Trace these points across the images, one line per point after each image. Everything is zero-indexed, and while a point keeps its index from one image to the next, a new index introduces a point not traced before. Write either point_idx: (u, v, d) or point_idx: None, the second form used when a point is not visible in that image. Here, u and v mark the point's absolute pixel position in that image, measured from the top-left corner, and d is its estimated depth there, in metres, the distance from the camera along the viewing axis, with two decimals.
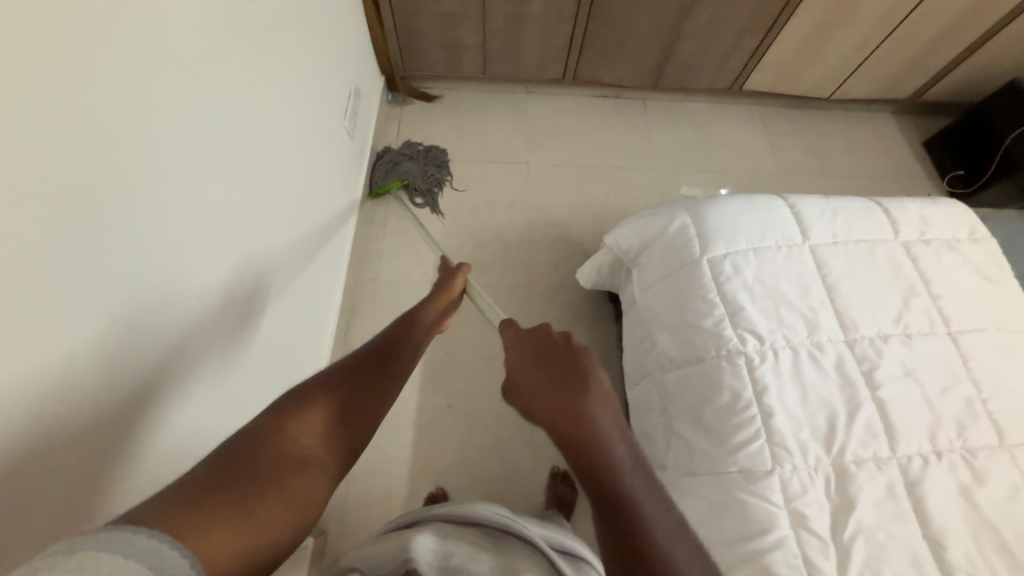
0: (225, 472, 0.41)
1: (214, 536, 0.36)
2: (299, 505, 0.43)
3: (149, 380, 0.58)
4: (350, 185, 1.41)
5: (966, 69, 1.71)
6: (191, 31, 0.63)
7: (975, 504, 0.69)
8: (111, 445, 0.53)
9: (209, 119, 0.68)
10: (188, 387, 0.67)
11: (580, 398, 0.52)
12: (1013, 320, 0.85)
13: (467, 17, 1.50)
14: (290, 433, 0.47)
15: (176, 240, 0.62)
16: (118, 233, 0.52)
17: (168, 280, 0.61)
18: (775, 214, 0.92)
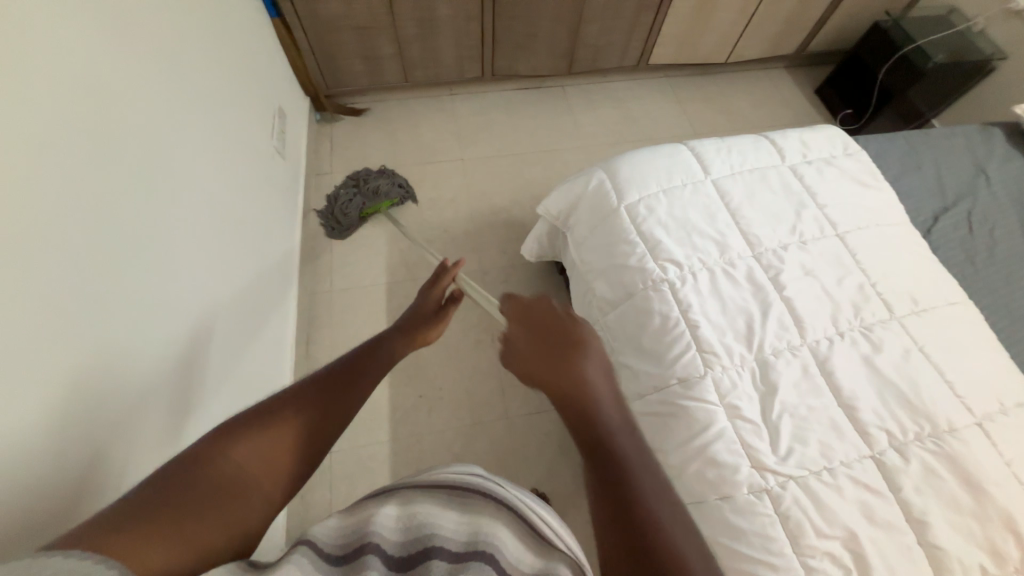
0: (164, 492, 0.38)
1: (145, 553, 0.33)
2: (244, 516, 0.40)
3: (95, 389, 0.58)
4: (287, 202, 1.43)
5: (837, 20, 1.92)
6: (92, 58, 0.65)
7: (877, 369, 0.80)
8: (62, 455, 0.52)
9: (126, 141, 0.70)
10: (137, 400, 0.67)
11: (574, 361, 0.51)
12: (886, 216, 0.99)
13: (380, 27, 1.56)
14: (241, 447, 0.43)
15: (107, 251, 0.63)
16: (45, 250, 0.53)
17: (103, 291, 0.62)
18: (678, 157, 1.02)
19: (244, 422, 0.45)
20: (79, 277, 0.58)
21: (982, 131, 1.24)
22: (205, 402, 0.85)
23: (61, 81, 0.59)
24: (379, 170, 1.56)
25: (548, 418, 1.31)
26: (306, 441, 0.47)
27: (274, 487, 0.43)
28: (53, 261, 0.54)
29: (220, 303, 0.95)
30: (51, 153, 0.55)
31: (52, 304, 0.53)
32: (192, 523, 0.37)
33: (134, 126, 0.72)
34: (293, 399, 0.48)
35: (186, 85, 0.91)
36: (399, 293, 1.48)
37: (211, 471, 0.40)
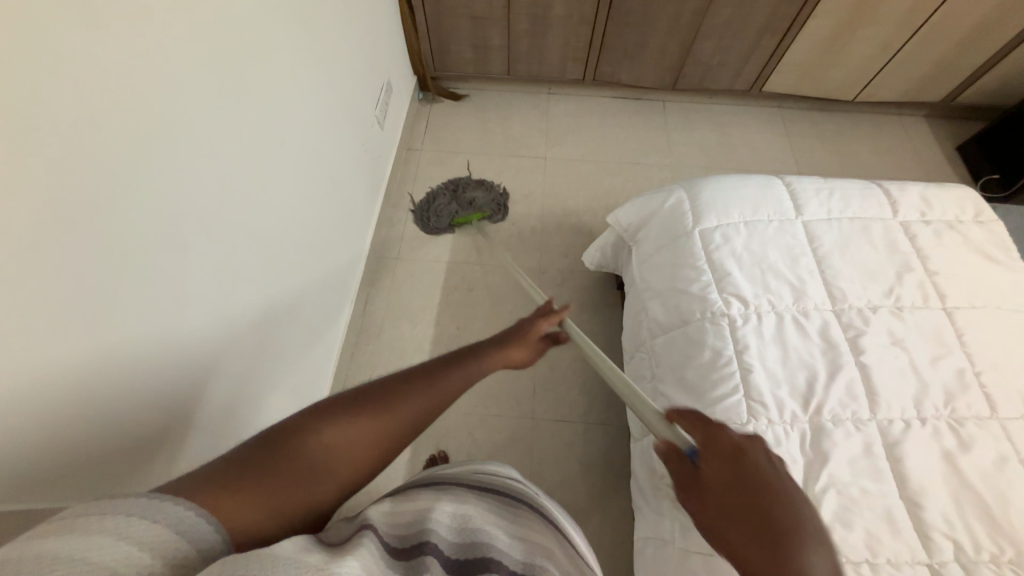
0: (256, 455, 0.43)
1: (226, 510, 0.38)
2: (315, 494, 0.43)
3: (178, 295, 0.67)
4: (377, 170, 1.53)
5: (1003, 71, 1.66)
6: (228, 10, 0.74)
7: (958, 469, 0.69)
8: (138, 344, 0.61)
9: (242, 86, 0.79)
10: (212, 314, 0.76)
11: (798, 552, 0.43)
12: (1012, 300, 0.85)
13: (494, 19, 1.61)
14: (329, 432, 0.45)
15: (209, 180, 0.72)
16: (155, 165, 0.61)
17: (201, 214, 0.71)
18: (769, 190, 0.95)
19: (335, 405, 0.48)
20: (180, 194, 0.66)
21: None
22: (268, 333, 0.94)
23: (199, 27, 0.68)
24: (478, 181, 1.55)
25: (574, 429, 1.29)
26: (385, 439, 0.48)
27: (345, 473, 0.45)
28: (161, 176, 0.62)
29: (298, 249, 1.04)
30: (176, 85, 0.64)
31: (154, 213, 0.62)
32: (268, 492, 0.41)
33: (253, 76, 0.82)
34: (382, 391, 0.50)
35: (307, 47, 1.00)
36: (459, 273, 1.53)
37: (301, 449, 0.44)
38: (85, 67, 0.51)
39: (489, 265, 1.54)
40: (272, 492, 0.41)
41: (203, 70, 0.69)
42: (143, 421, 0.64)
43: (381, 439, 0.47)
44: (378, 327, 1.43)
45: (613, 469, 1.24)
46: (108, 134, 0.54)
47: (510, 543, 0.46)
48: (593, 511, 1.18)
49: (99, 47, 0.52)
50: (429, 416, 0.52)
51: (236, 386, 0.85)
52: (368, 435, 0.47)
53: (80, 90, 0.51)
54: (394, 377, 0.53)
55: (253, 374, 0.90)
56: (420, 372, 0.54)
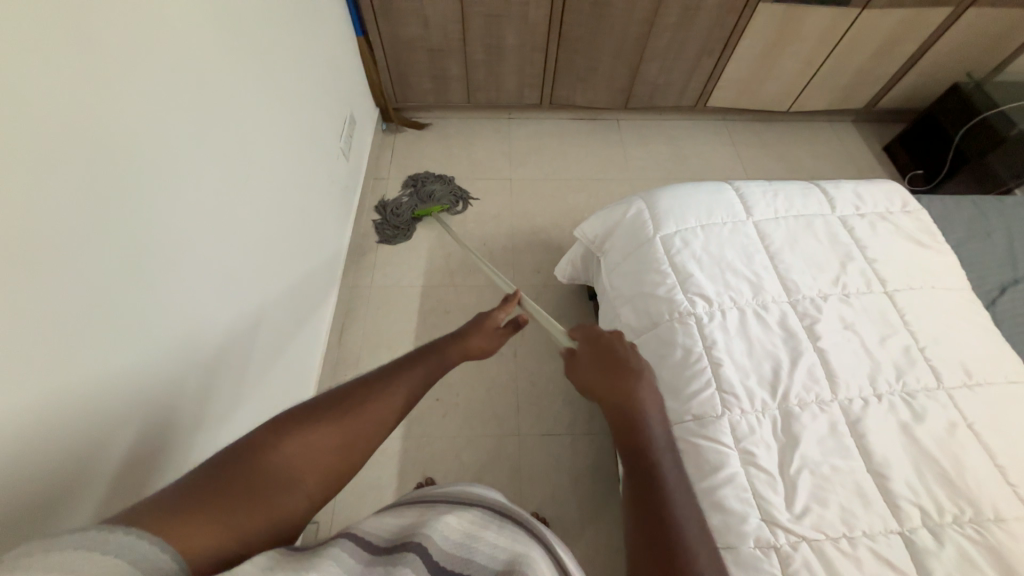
0: (216, 477, 0.42)
1: (189, 535, 0.37)
2: (284, 509, 0.43)
3: (143, 335, 0.66)
4: (344, 201, 1.53)
5: (912, 78, 1.85)
6: (188, 52, 0.75)
7: (915, 439, 0.74)
8: (102, 389, 0.59)
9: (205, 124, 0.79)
10: (179, 353, 0.74)
11: (629, 382, 0.56)
12: (943, 279, 0.93)
13: (450, 51, 1.68)
14: (291, 442, 0.46)
15: (173, 218, 0.71)
16: (118, 203, 0.61)
17: (167, 252, 0.70)
18: (721, 195, 1.02)
19: (296, 415, 0.48)
20: (144, 233, 0.65)
21: None
22: (239, 370, 0.92)
23: (158, 70, 0.69)
24: (438, 176, 1.76)
25: (560, 441, 1.29)
26: (351, 443, 0.49)
27: (314, 483, 0.46)
28: (125, 215, 0.62)
29: (268, 283, 1.03)
30: (138, 126, 0.64)
31: (117, 254, 0.61)
32: (232, 511, 0.40)
33: (216, 114, 0.83)
34: (342, 396, 0.51)
35: (268, 85, 1.02)
36: (434, 296, 1.53)
37: (262, 463, 0.44)
38: (42, 112, 0.51)
39: (463, 287, 1.55)
40: (236, 509, 0.40)
41: (164, 110, 0.69)
42: (109, 470, 0.61)
43: (347, 445, 0.48)
44: (355, 357, 1.41)
45: (602, 479, 1.24)
46: (69, 176, 0.54)
47: (492, 551, 0.46)
48: (587, 522, 1.18)
49: (58, 93, 0.53)
50: (393, 413, 0.53)
51: (208, 428, 0.82)
52: (330, 439, 0.47)
53: (41, 135, 0.50)
54: (356, 381, 0.54)
55: (225, 413, 0.87)
56: (380, 373, 0.55)
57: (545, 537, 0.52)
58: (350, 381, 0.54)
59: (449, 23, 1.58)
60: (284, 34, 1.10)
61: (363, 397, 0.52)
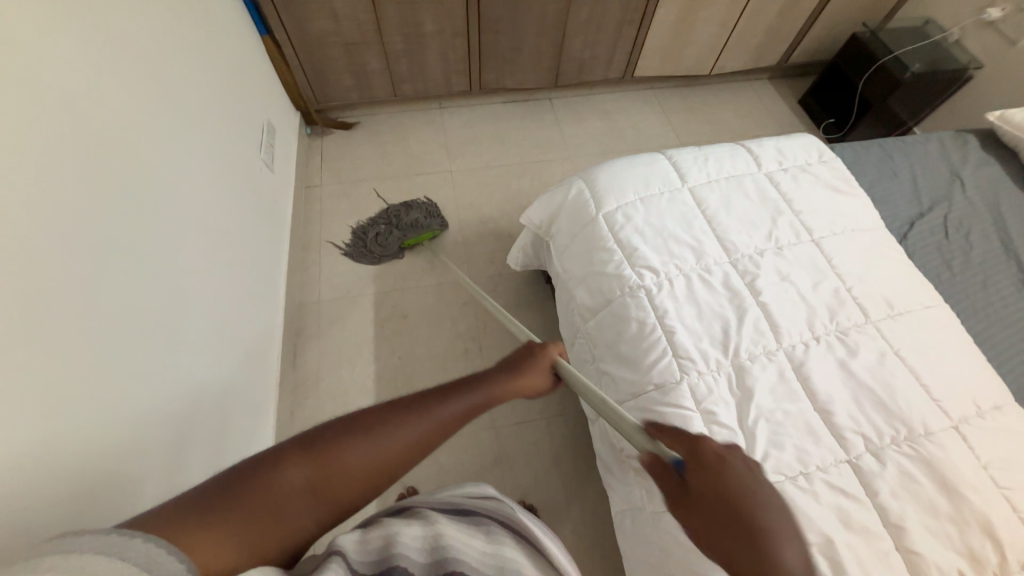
0: (228, 489, 0.41)
1: (200, 547, 0.37)
2: (290, 529, 0.42)
3: (70, 399, 0.59)
4: (276, 215, 1.44)
5: (816, 32, 1.96)
6: (68, 74, 0.66)
7: (852, 372, 0.80)
8: (35, 469, 0.52)
9: (102, 153, 0.71)
10: (119, 407, 0.67)
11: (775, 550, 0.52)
12: (860, 221, 1.00)
13: (367, 43, 1.59)
14: (309, 459, 0.44)
15: (82, 263, 0.63)
16: (8, 257, 0.53)
17: (79, 303, 0.62)
18: (655, 166, 1.04)
19: (322, 435, 0.47)
20: (50, 286, 0.58)
21: (955, 137, 1.27)
22: (191, 414, 0.85)
23: (37, 96, 0.60)
24: (405, 204, 1.58)
25: (535, 427, 1.30)
26: (373, 474, 0.46)
27: (323, 509, 0.44)
28: (19, 270, 0.54)
29: (206, 315, 0.95)
30: (24, 167, 0.56)
31: (15, 315, 0.53)
32: (241, 529, 0.39)
33: (114, 140, 0.74)
34: (376, 422, 0.49)
35: (171, 100, 0.92)
36: (388, 302, 1.48)
37: (277, 478, 0.43)
38: None
39: (417, 288, 1.51)
40: (245, 522, 0.40)
41: (52, 146, 0.61)
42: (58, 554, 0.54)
43: (368, 472, 0.46)
44: (313, 377, 1.34)
45: (580, 456, 1.27)
46: None
47: (480, 561, 0.46)
48: (572, 499, 1.21)
49: None
50: (416, 448, 0.49)
51: (164, 482, 0.75)
52: (350, 468, 0.45)
53: None
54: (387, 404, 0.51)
55: (181, 464, 0.81)
56: (411, 404, 0.52)
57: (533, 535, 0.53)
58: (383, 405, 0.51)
59: (362, 14, 1.49)
60: (179, 42, 0.99)
61: (390, 428, 0.49)
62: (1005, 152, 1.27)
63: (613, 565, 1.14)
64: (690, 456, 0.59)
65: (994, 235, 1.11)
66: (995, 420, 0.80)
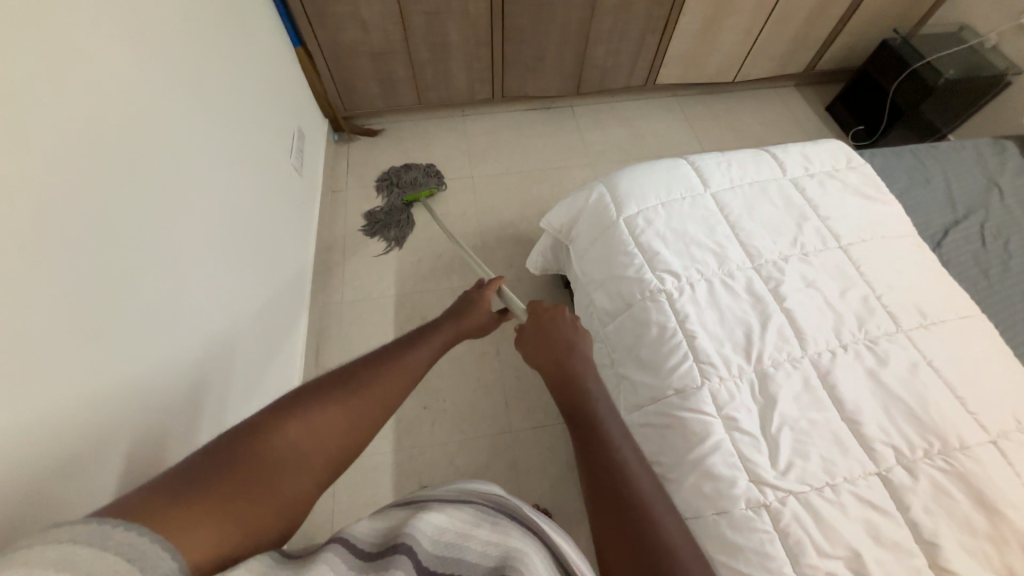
0: (214, 463, 0.42)
1: (188, 529, 0.36)
2: (283, 501, 0.43)
3: (99, 384, 0.62)
4: (302, 217, 1.48)
5: (845, 39, 1.93)
6: (110, 82, 0.71)
7: (882, 382, 0.78)
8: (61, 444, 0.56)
9: (138, 155, 0.75)
10: (142, 395, 0.70)
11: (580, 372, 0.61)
12: (890, 228, 0.98)
13: (393, 52, 1.64)
14: (291, 426, 0.46)
15: (116, 258, 0.67)
16: (52, 249, 0.57)
17: (112, 294, 0.66)
18: (677, 171, 1.04)
19: (296, 402, 0.48)
20: (87, 277, 0.62)
21: (993, 144, 1.23)
22: (211, 405, 0.88)
23: (78, 102, 0.64)
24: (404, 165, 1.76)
25: (552, 431, 1.30)
26: (358, 423, 0.50)
27: (316, 469, 0.46)
28: (61, 262, 0.58)
29: (230, 312, 0.99)
30: (69, 167, 0.61)
31: (53, 303, 0.56)
32: (231, 508, 0.40)
33: (149, 143, 0.79)
34: (348, 378, 0.53)
35: (203, 106, 0.97)
36: (409, 303, 1.51)
37: (263, 449, 0.44)
38: None
39: (437, 290, 1.54)
40: (233, 501, 0.40)
41: (94, 149, 0.65)
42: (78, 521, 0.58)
43: (350, 420, 0.49)
44: None
45: None
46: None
47: (484, 548, 0.46)
48: (587, 506, 1.20)
49: None
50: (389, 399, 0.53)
51: None
52: (328, 421, 0.48)
53: None
54: (350, 367, 0.54)
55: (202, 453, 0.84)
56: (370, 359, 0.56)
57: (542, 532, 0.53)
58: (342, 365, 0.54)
59: (389, 26, 1.55)
60: (216, 52, 1.05)
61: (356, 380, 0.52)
62: None
63: None
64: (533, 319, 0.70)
65: None
66: None
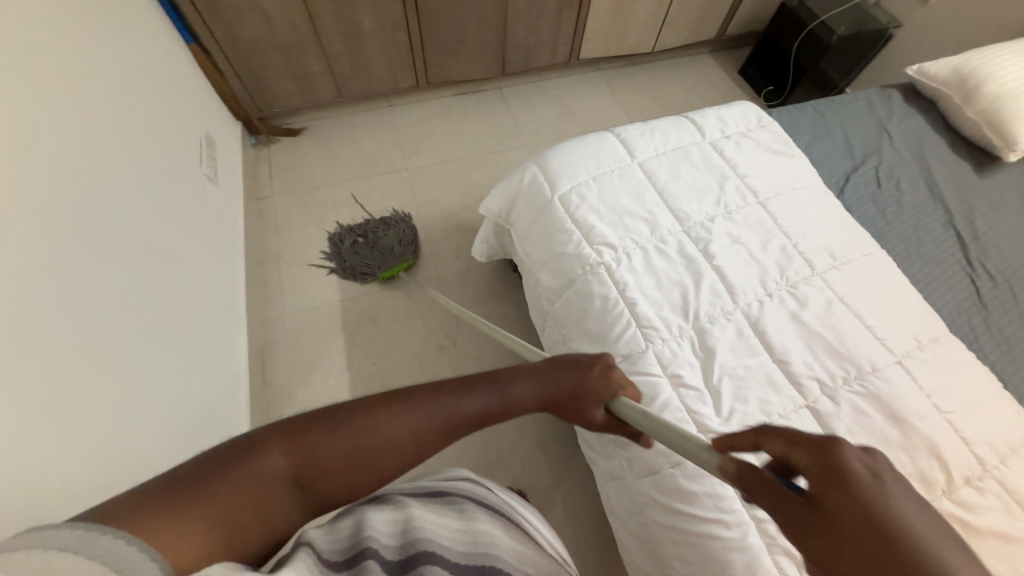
0: (214, 469, 0.39)
1: (186, 540, 0.33)
2: (272, 517, 0.41)
3: (23, 439, 0.56)
4: (227, 230, 1.38)
5: (748, 5, 2.03)
6: None
7: (804, 323, 0.85)
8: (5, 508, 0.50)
9: (27, 179, 0.66)
10: (74, 442, 0.63)
11: None
12: (800, 180, 1.05)
13: (304, 44, 1.54)
14: (308, 445, 0.44)
15: (13, 298, 0.60)
16: None
17: (16, 341, 0.58)
18: (604, 145, 1.05)
19: (320, 423, 0.46)
20: None
21: (880, 94, 1.35)
22: (157, 442, 0.82)
23: None
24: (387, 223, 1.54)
25: (517, 414, 1.32)
26: (380, 457, 0.47)
27: (309, 490, 0.45)
28: None
29: (162, 338, 0.91)
30: None
31: None
32: (228, 516, 0.37)
33: (39, 163, 0.69)
34: (388, 412, 0.49)
35: (98, 116, 0.86)
36: (356, 307, 1.46)
37: (273, 465, 0.42)
38: None
39: (384, 291, 1.49)
40: (231, 511, 0.37)
41: None
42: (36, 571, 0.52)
43: (375, 457, 0.47)
44: (286, 393, 1.30)
45: (563, 437, 1.29)
46: None
47: (453, 536, 0.47)
48: (559, 479, 1.23)
49: None
50: (423, 438, 0.50)
51: None
52: (351, 458, 0.46)
53: None
54: (389, 394, 0.51)
55: None
56: (416, 396, 0.52)
57: (502, 509, 0.55)
58: (387, 397, 0.51)
59: (295, 15, 1.44)
60: (101, 54, 0.93)
61: (394, 418, 0.49)
62: (926, 103, 1.35)
63: (605, 537, 1.17)
64: (823, 472, 0.37)
65: (921, 181, 1.19)
66: (934, 351, 0.86)
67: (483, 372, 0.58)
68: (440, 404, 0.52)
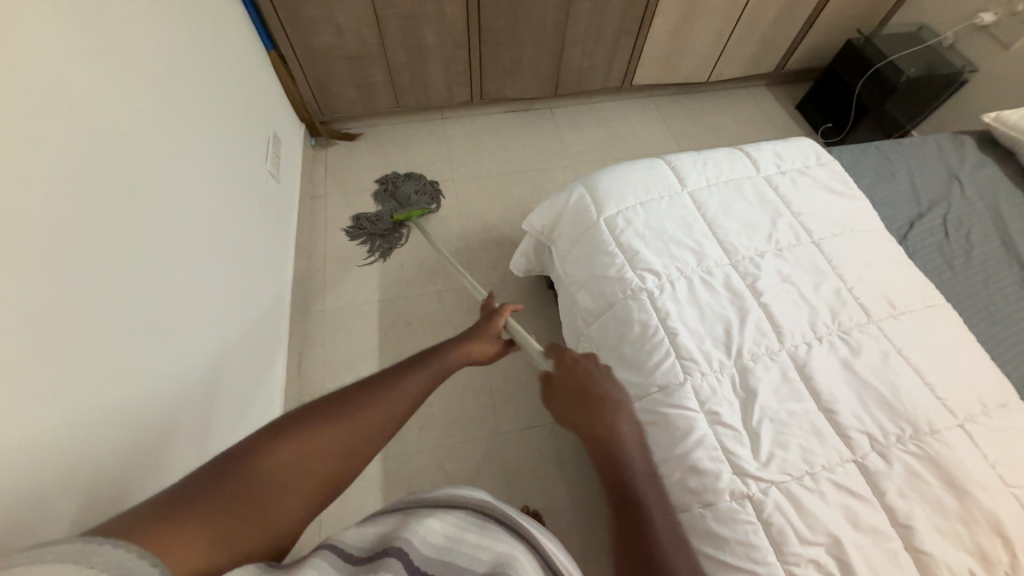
0: (206, 484, 0.41)
1: (177, 551, 0.36)
2: (277, 520, 0.43)
3: (78, 404, 0.60)
4: (281, 225, 1.45)
5: (811, 40, 1.99)
6: (78, 92, 0.69)
7: (856, 371, 0.81)
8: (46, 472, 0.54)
9: (111, 168, 0.73)
10: (121, 412, 0.68)
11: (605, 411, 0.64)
12: (859, 223, 1.01)
13: (369, 56, 1.63)
14: (285, 446, 0.46)
15: (89, 271, 0.65)
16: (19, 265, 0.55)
17: (85, 311, 0.64)
18: (654, 170, 1.05)
19: (296, 422, 0.48)
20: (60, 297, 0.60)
21: (953, 139, 1.28)
22: (195, 419, 0.86)
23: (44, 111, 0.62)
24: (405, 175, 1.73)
25: (541, 432, 1.30)
26: (354, 446, 0.49)
27: (307, 488, 0.46)
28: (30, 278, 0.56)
29: (209, 322, 0.96)
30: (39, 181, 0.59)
31: (24, 316, 0.54)
32: (219, 526, 0.39)
33: (123, 153, 0.76)
34: (341, 398, 0.51)
35: (179, 114, 0.95)
36: (393, 309, 1.50)
37: (259, 470, 0.43)
38: None
39: (421, 295, 1.53)
40: (225, 522, 0.40)
41: (64, 158, 0.64)
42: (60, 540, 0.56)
43: (348, 443, 0.48)
44: (319, 386, 1.35)
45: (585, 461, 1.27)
46: None
47: (473, 552, 0.46)
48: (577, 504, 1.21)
49: None
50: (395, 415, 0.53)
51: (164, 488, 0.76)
52: (326, 444, 0.47)
53: None
54: (353, 385, 0.54)
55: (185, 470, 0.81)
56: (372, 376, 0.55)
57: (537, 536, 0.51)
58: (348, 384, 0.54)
59: (363, 28, 1.53)
60: (188, 57, 1.02)
61: (355, 399, 0.52)
62: (1004, 152, 1.27)
63: None
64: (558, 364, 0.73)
65: (994, 234, 1.11)
66: (1001, 418, 0.79)
67: (428, 350, 0.63)
68: (391, 376, 0.56)
